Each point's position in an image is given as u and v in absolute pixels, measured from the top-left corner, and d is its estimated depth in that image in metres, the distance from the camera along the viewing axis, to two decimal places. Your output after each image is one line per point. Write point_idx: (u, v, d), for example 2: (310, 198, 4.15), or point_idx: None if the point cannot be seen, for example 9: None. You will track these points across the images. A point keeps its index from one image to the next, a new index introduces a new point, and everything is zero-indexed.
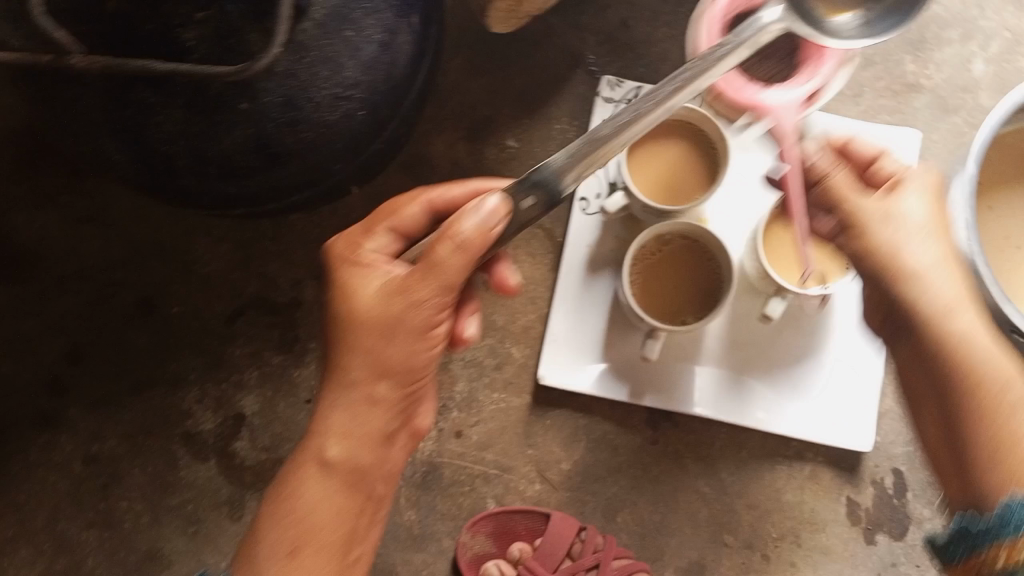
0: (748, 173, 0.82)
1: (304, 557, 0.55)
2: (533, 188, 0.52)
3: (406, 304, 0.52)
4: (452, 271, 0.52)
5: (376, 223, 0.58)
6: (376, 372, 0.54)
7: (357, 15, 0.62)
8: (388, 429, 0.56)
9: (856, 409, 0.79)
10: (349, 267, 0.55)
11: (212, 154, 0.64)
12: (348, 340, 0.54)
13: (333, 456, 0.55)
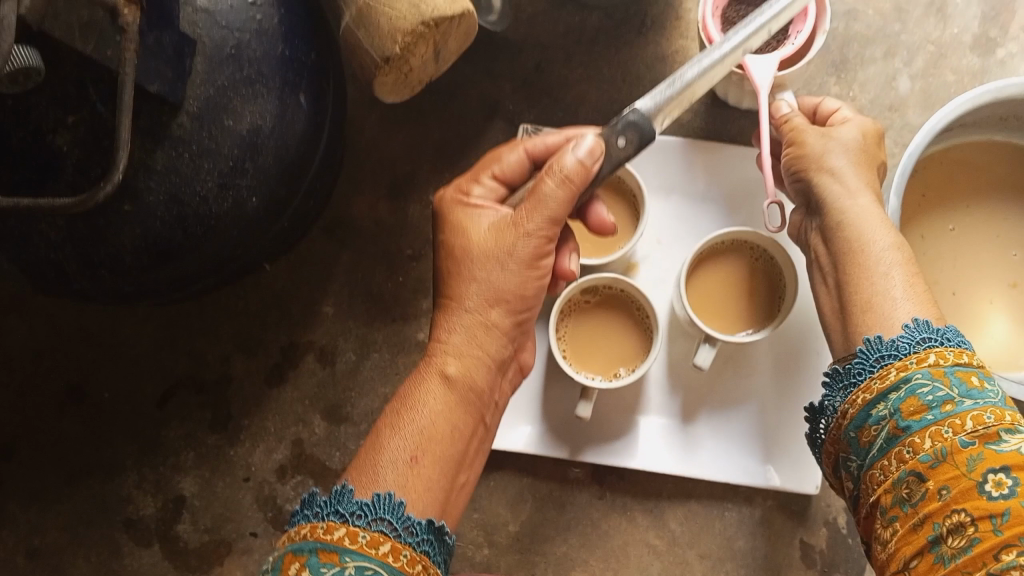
0: (673, 218, 0.81)
1: (424, 466, 0.52)
2: (626, 129, 0.58)
3: (517, 234, 0.57)
4: (563, 198, 0.56)
5: (478, 170, 0.62)
6: (491, 298, 0.57)
7: (236, 104, 0.61)
8: (501, 357, 0.58)
9: (801, 449, 0.77)
10: (461, 209, 0.60)
11: (101, 257, 0.62)
12: (462, 270, 0.58)
13: (454, 371, 0.56)
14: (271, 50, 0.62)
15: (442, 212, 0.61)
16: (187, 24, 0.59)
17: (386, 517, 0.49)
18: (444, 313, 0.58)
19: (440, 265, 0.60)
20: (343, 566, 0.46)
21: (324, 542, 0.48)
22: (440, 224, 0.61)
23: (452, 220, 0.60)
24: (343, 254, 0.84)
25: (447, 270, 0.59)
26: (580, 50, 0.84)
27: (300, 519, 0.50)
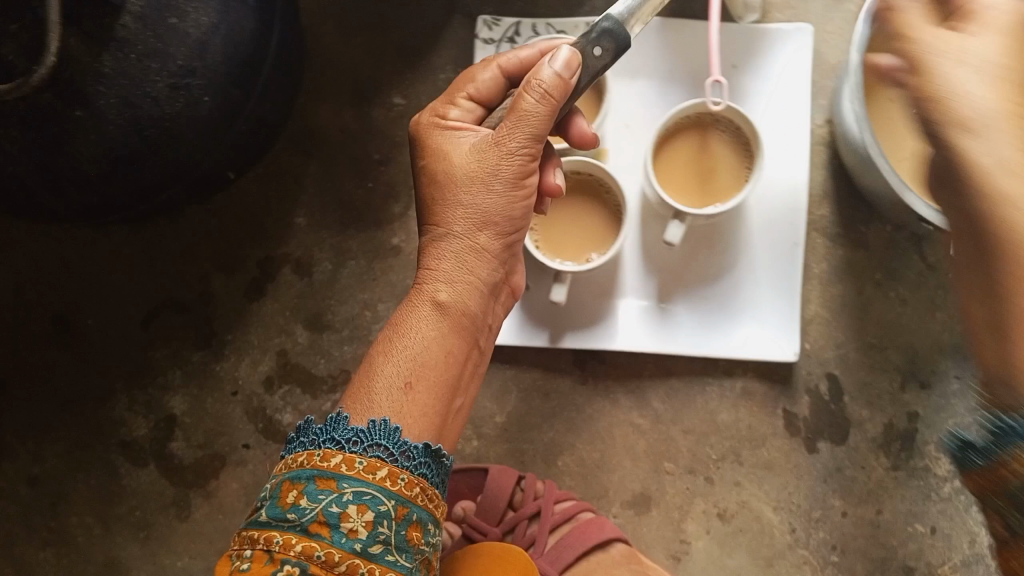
0: (641, 99, 0.79)
1: (419, 392, 0.50)
2: (601, 37, 0.54)
3: (498, 153, 0.53)
4: (545, 114, 0.52)
5: (452, 91, 0.58)
6: (478, 220, 0.54)
7: (178, 1, 0.60)
8: (493, 280, 0.55)
9: (778, 319, 0.77)
10: (437, 131, 0.56)
11: (60, 167, 0.62)
12: (445, 194, 0.54)
13: (446, 298, 0.53)
14: None
15: (417, 139, 0.57)
16: None
17: (381, 442, 0.46)
18: (429, 239, 0.55)
19: (420, 191, 0.56)
20: (340, 492, 0.44)
21: (321, 468, 0.45)
22: (418, 150, 0.57)
23: (429, 147, 0.56)
24: (311, 165, 0.84)
25: (429, 196, 0.55)
26: None
27: (296, 449, 0.47)
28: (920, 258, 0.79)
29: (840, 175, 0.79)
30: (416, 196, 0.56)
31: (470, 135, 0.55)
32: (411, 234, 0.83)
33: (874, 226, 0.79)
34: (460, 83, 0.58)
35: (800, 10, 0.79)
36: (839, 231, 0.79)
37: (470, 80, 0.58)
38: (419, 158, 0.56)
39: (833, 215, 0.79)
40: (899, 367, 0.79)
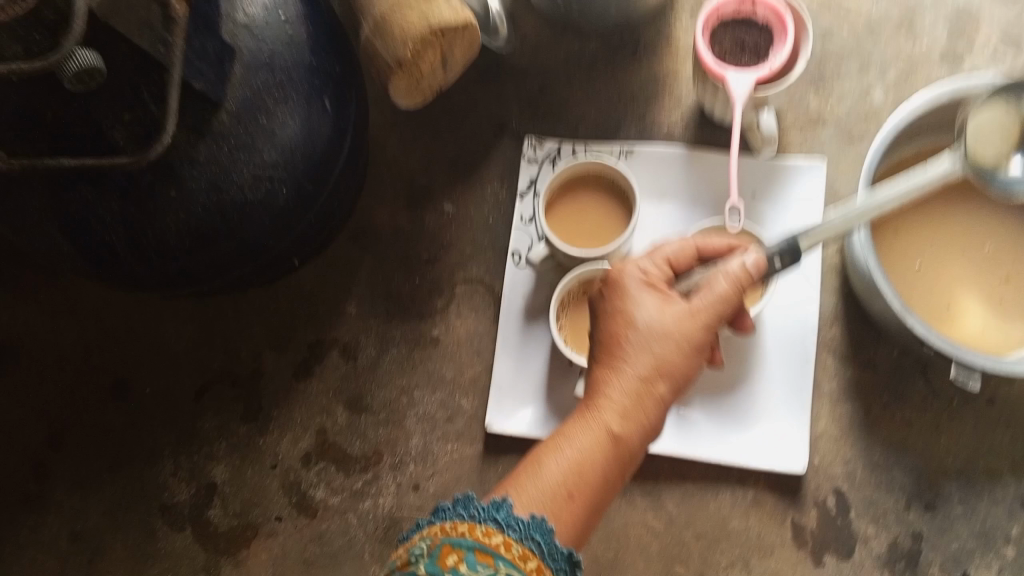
0: (668, 220, 0.87)
1: (575, 504, 0.60)
2: (783, 250, 0.66)
3: (689, 320, 0.64)
4: (732, 299, 0.64)
5: (650, 257, 0.68)
6: (657, 372, 0.63)
7: (269, 105, 0.70)
8: (656, 425, 0.64)
9: (789, 431, 0.82)
10: (637, 286, 0.66)
11: (150, 240, 0.71)
12: (636, 342, 0.64)
13: (618, 431, 0.62)
14: (300, 59, 0.72)
15: (613, 288, 0.67)
16: (231, 35, 0.69)
17: (534, 536, 0.56)
18: (608, 369, 0.64)
19: (611, 333, 0.66)
20: (496, 568, 0.53)
21: (482, 544, 0.55)
22: (614, 299, 0.67)
23: (625, 300, 0.66)
24: (364, 258, 0.92)
25: (616, 340, 0.65)
26: (579, 74, 0.93)
27: (454, 516, 0.57)
28: (926, 383, 0.83)
29: (851, 300, 0.85)
30: (602, 335, 0.67)
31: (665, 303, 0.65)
32: (449, 326, 0.90)
33: (883, 349, 0.84)
34: (656, 253, 0.69)
35: (815, 149, 0.88)
36: (849, 353, 0.84)
37: (663, 251, 0.69)
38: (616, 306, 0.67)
39: (843, 335, 0.85)
40: (904, 486, 0.82)
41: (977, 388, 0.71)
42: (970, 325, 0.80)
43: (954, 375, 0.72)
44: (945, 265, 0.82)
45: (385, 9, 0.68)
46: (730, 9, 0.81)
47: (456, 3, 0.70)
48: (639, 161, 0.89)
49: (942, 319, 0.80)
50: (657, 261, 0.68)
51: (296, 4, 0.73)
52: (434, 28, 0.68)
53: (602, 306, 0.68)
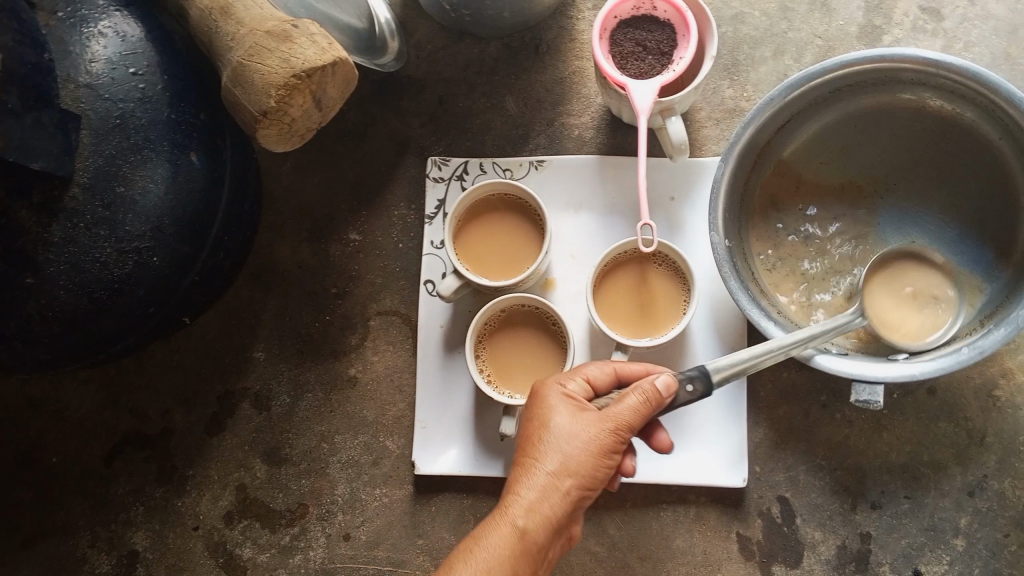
0: (585, 231, 0.83)
1: None
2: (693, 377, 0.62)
3: (598, 423, 0.61)
4: (640, 412, 0.61)
5: (626, 408, 0.61)
6: (563, 471, 0.61)
7: (125, 171, 0.63)
8: (557, 523, 0.60)
9: (725, 444, 0.78)
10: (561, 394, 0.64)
11: (11, 329, 0.64)
12: (545, 442, 0.62)
13: (524, 523, 0.60)
14: (156, 116, 0.65)
15: (580, 430, 0.61)
16: (71, 100, 0.62)
17: None
18: (522, 469, 0.62)
19: (556, 466, 0.61)
20: None
21: None
22: (573, 455, 0.61)
23: (589, 453, 0.61)
24: (270, 298, 0.87)
25: (526, 441, 0.63)
26: (480, 81, 0.87)
27: None
28: None
29: None
30: (546, 463, 0.61)
31: (580, 411, 0.63)
32: (367, 364, 0.85)
33: None
34: (576, 370, 0.66)
35: None
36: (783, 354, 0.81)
37: (637, 393, 0.61)
38: (532, 412, 0.65)
39: None
40: (848, 488, 0.80)
41: (878, 406, 0.67)
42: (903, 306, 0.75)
43: (857, 395, 0.68)
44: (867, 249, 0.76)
45: (242, 55, 0.62)
46: (628, 9, 0.76)
47: (321, 41, 0.63)
48: (550, 171, 0.84)
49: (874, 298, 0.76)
50: (640, 422, 0.61)
51: (148, 51, 0.66)
52: (299, 71, 0.62)
53: (558, 435, 0.62)
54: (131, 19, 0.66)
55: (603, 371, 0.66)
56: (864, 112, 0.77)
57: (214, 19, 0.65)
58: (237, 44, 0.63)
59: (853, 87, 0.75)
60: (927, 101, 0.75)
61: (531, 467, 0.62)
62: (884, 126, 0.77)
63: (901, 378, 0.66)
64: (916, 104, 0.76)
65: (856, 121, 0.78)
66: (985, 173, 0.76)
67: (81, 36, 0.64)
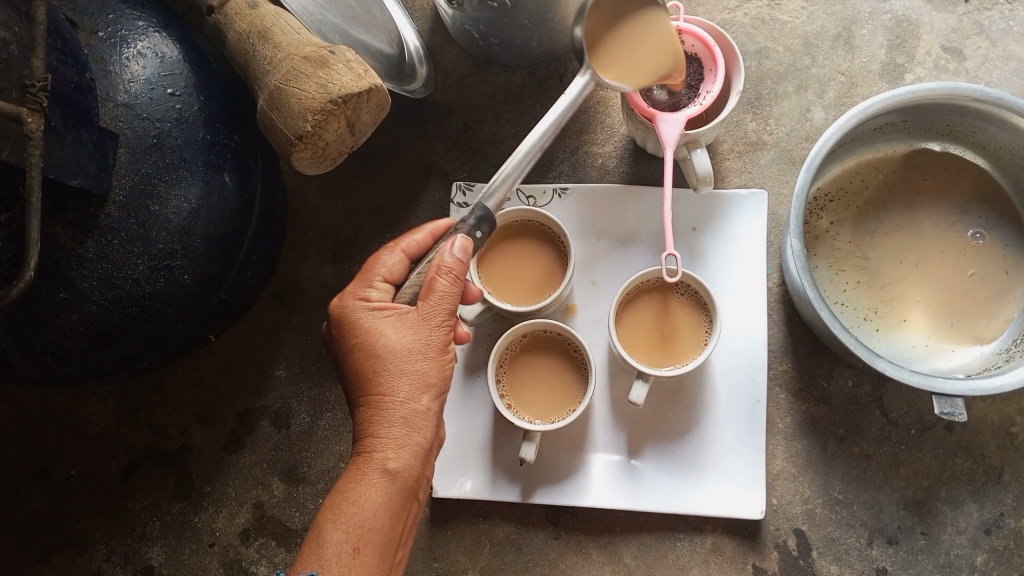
0: (607, 260, 0.83)
1: (367, 554, 0.61)
2: (481, 222, 0.67)
3: (426, 325, 0.64)
4: (456, 293, 0.64)
5: (441, 296, 0.64)
6: (419, 389, 0.64)
7: (160, 190, 0.64)
8: (427, 440, 0.65)
9: (745, 475, 0.79)
10: (368, 310, 0.64)
11: (43, 344, 0.65)
12: (387, 367, 0.63)
13: (394, 464, 0.63)
14: (191, 136, 0.66)
15: (411, 339, 0.63)
16: (109, 119, 0.63)
17: None
18: (372, 407, 0.63)
19: (410, 395, 0.63)
20: None
21: None
22: (416, 366, 0.64)
23: (431, 359, 0.64)
24: (292, 317, 0.87)
25: (358, 374, 0.64)
26: (506, 109, 0.89)
27: None
28: (881, 413, 0.81)
29: (799, 330, 0.82)
30: (399, 391, 0.63)
31: (399, 313, 0.64)
32: None
33: (835, 380, 0.81)
34: (364, 273, 0.67)
35: (756, 175, 0.85)
36: (801, 387, 0.82)
37: (443, 276, 0.63)
38: (348, 340, 0.65)
39: (793, 370, 0.82)
40: (865, 522, 0.80)
41: (966, 418, 0.68)
42: (935, 331, 0.79)
43: (939, 410, 0.69)
44: (911, 269, 0.80)
45: (279, 79, 0.64)
46: None
47: (356, 68, 0.65)
48: (573, 199, 0.84)
49: (909, 335, 0.79)
50: (454, 304, 0.65)
51: (184, 72, 0.67)
52: (335, 97, 0.63)
53: (394, 350, 0.63)
54: (168, 41, 0.67)
55: (394, 262, 0.67)
56: (880, 164, 0.83)
57: (251, 43, 0.66)
58: (275, 69, 0.65)
59: (877, 134, 0.81)
60: (933, 148, 0.82)
61: (382, 402, 0.63)
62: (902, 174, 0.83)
63: (976, 392, 0.69)
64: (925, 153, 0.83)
65: (876, 172, 0.83)
66: (996, 204, 0.81)
67: (120, 57, 0.65)
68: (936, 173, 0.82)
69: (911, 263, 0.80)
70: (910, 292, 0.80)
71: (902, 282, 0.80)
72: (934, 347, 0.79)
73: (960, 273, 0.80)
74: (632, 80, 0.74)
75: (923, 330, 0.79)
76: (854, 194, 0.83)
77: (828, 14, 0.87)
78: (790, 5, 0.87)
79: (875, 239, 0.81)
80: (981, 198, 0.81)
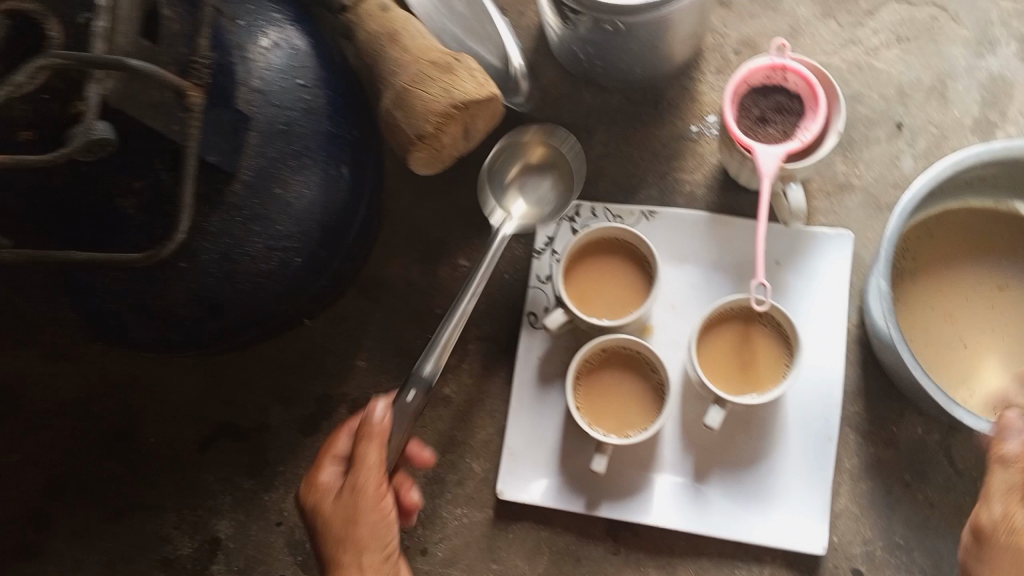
0: (687, 288, 0.85)
1: None
2: (416, 385, 0.73)
3: (365, 492, 0.68)
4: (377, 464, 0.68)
5: (371, 465, 0.68)
6: (359, 551, 0.67)
7: (284, 174, 0.68)
8: None
9: (810, 510, 0.80)
10: (314, 490, 0.70)
11: (158, 311, 0.69)
12: (335, 547, 0.68)
13: None
14: (317, 126, 0.69)
15: (351, 510, 0.68)
16: (244, 102, 0.66)
17: None
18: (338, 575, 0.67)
19: (371, 564, 0.68)
20: None
21: None
22: (359, 526, 0.67)
23: (382, 522, 0.68)
24: (376, 312, 0.90)
25: (338, 552, 0.68)
26: (600, 130, 0.91)
27: None
28: (949, 463, 0.81)
29: (873, 373, 0.83)
30: (343, 559, 0.67)
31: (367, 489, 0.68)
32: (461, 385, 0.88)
33: (906, 425, 0.82)
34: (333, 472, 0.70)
35: (842, 216, 0.86)
36: (871, 428, 0.82)
37: (371, 443, 0.68)
38: (337, 533, 0.68)
39: (865, 411, 0.83)
40: (926, 569, 0.80)
41: None
42: None
43: None
44: (992, 324, 0.81)
45: (406, 80, 0.68)
46: (759, 78, 0.80)
47: (479, 77, 0.68)
48: (660, 223, 0.87)
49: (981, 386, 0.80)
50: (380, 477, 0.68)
51: (313, 66, 0.70)
52: (457, 102, 0.67)
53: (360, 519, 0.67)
54: (300, 34, 0.71)
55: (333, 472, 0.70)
56: (966, 217, 0.84)
57: (379, 43, 0.70)
58: (402, 70, 0.68)
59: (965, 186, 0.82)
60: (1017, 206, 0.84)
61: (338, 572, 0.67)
62: (987, 228, 0.84)
63: None
64: (1008, 211, 0.84)
65: (961, 224, 0.84)
66: None
67: (258, 44, 0.68)
68: (1020, 232, 0.83)
69: (993, 318, 0.81)
70: (985, 344, 0.81)
71: (978, 333, 0.81)
72: None
73: None
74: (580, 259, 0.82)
75: (996, 384, 0.80)
76: (941, 243, 0.83)
77: (924, 66, 0.89)
78: (886, 55, 0.90)
79: (958, 289, 0.82)
80: None
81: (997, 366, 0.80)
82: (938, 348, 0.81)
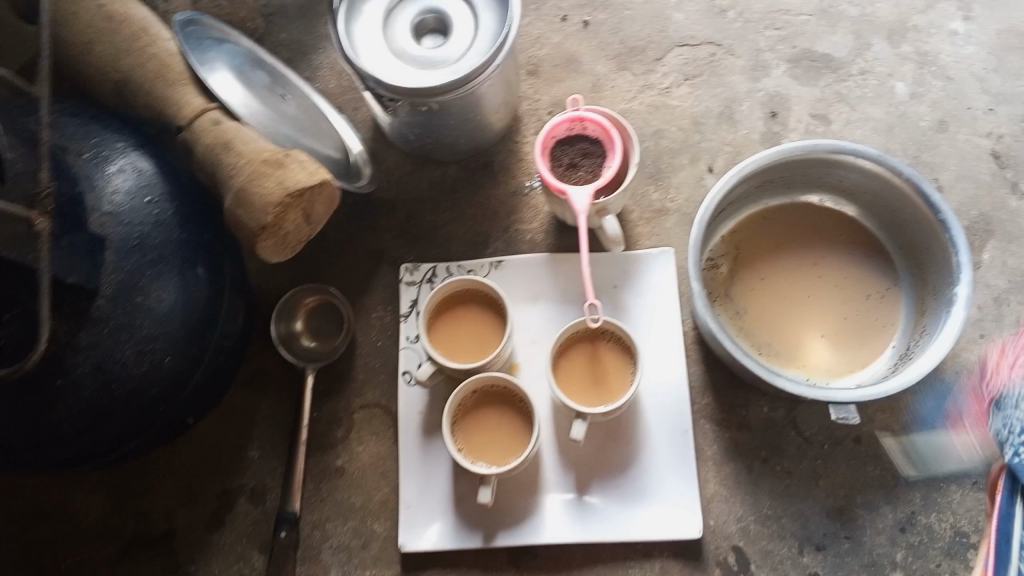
0: (540, 324, 0.94)
1: None
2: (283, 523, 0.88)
3: None
4: None
5: None
6: None
7: (142, 283, 0.74)
8: None
9: (681, 500, 0.88)
10: None
11: (44, 429, 0.72)
12: None
13: None
14: (169, 236, 0.76)
15: None
16: (98, 225, 0.73)
17: None
18: None
19: None
20: None
21: None
22: None
23: None
24: (262, 403, 0.96)
25: None
26: (443, 199, 1.01)
27: None
28: (797, 433, 0.91)
29: (716, 368, 0.93)
30: None
31: None
32: (353, 454, 0.93)
33: (753, 408, 0.92)
34: None
35: (664, 236, 0.97)
36: (723, 417, 0.92)
37: None
38: None
39: (715, 403, 0.92)
40: (794, 533, 0.88)
41: None
42: (833, 353, 0.90)
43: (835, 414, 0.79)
44: (807, 304, 0.92)
45: (242, 181, 0.75)
46: (563, 130, 0.90)
47: (309, 167, 0.77)
48: (507, 270, 0.96)
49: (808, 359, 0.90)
50: None
51: (159, 183, 0.78)
52: (291, 191, 0.74)
53: None
54: (145, 158, 0.78)
55: None
56: (766, 216, 0.96)
57: (216, 155, 0.78)
58: (238, 173, 0.76)
59: (759, 190, 0.95)
60: (806, 200, 0.97)
61: None
62: (786, 222, 0.96)
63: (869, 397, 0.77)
64: (800, 204, 0.97)
65: (763, 223, 0.96)
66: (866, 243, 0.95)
67: (103, 172, 0.75)
68: (814, 221, 0.96)
69: (807, 298, 0.93)
70: (805, 324, 0.92)
71: (798, 315, 0.92)
72: (835, 369, 0.90)
73: (842, 306, 0.93)
74: (446, 333, 0.90)
75: (822, 357, 0.90)
76: (749, 243, 0.95)
77: (711, 96, 1.03)
78: (678, 92, 1.03)
79: (772, 280, 0.94)
80: (851, 241, 0.95)
81: (818, 337, 0.91)
82: (765, 334, 0.91)
